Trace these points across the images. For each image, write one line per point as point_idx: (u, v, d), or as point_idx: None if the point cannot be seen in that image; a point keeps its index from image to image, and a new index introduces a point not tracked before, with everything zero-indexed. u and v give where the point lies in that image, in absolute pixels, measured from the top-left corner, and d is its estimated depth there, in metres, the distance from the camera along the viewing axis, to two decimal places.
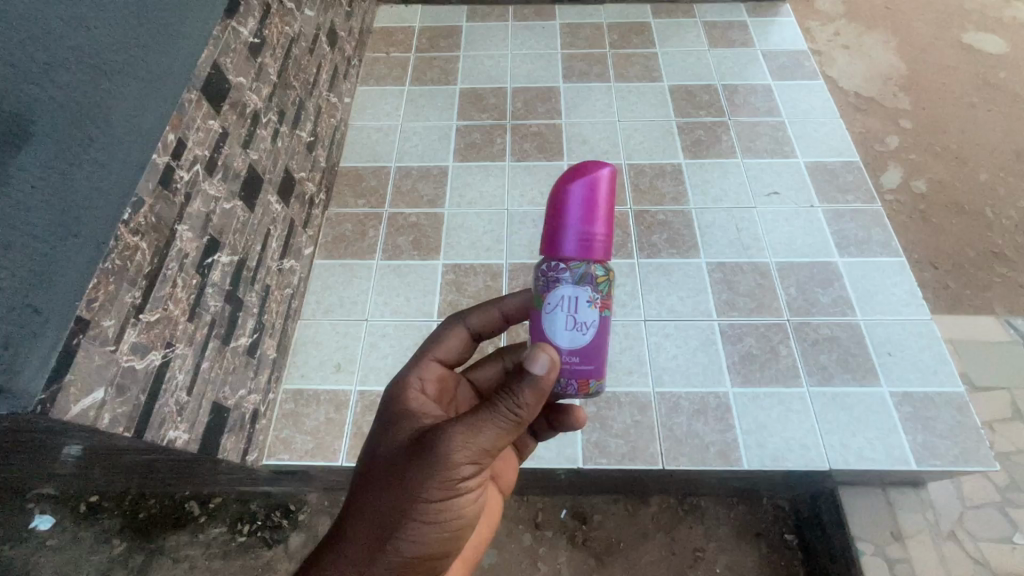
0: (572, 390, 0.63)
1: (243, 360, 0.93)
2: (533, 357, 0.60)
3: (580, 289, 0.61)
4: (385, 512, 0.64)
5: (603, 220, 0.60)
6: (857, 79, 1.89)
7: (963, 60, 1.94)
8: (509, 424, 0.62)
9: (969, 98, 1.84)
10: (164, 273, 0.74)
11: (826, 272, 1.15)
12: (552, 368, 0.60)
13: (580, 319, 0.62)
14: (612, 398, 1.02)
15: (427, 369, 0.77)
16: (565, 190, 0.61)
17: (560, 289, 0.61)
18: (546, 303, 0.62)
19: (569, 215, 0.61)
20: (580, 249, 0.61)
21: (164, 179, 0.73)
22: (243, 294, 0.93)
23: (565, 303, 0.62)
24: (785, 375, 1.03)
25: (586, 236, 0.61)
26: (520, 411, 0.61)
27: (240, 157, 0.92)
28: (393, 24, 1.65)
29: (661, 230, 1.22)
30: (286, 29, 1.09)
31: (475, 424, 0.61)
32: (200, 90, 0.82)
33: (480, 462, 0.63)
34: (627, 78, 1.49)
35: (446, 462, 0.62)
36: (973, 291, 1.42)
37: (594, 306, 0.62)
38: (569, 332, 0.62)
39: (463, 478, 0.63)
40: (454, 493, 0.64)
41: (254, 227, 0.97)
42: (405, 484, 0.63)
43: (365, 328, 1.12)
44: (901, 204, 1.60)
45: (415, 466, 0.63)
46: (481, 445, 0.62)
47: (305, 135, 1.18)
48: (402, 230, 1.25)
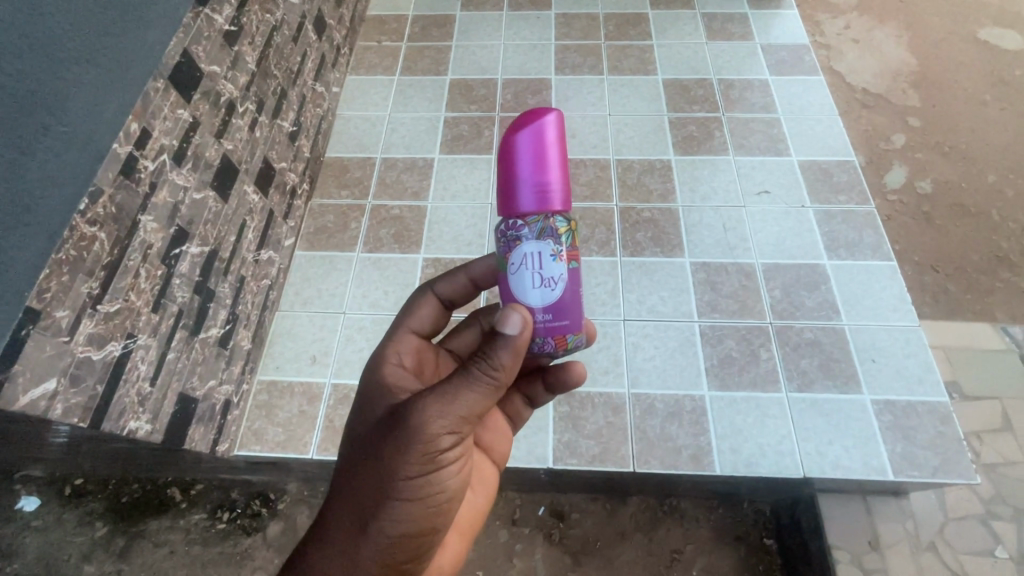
0: (548, 347, 0.66)
1: (213, 351, 0.93)
2: (505, 318, 0.62)
3: (543, 244, 0.64)
4: (369, 491, 0.63)
5: (553, 167, 0.63)
6: (864, 75, 1.83)
7: (976, 56, 1.88)
8: (487, 388, 0.63)
9: (980, 95, 1.78)
10: (126, 263, 0.73)
11: (813, 275, 1.12)
12: (524, 325, 0.62)
13: (546, 274, 0.64)
14: (586, 397, 1.01)
15: (402, 344, 0.78)
16: (512, 144, 0.63)
17: (522, 248, 0.64)
18: (511, 263, 0.65)
19: (520, 169, 0.63)
20: (537, 201, 0.63)
21: (126, 168, 0.73)
22: (214, 285, 0.93)
23: (529, 261, 0.64)
24: (765, 380, 1.01)
25: (541, 186, 0.63)
26: (495, 374, 0.62)
27: (213, 146, 0.91)
28: (387, 12, 1.63)
29: (646, 228, 1.20)
30: (268, 16, 1.08)
31: (450, 391, 0.62)
32: (168, 79, 0.81)
33: (460, 429, 0.63)
34: (620, 71, 1.46)
35: (425, 433, 0.62)
36: (973, 296, 1.38)
37: (559, 258, 0.64)
38: (538, 290, 0.65)
39: (444, 448, 0.63)
40: (437, 465, 0.64)
41: (228, 217, 0.96)
42: (387, 461, 0.63)
43: (342, 320, 1.12)
44: (902, 204, 1.55)
45: (394, 441, 0.63)
46: (459, 412, 0.62)
47: (288, 125, 1.17)
48: (384, 223, 1.24)
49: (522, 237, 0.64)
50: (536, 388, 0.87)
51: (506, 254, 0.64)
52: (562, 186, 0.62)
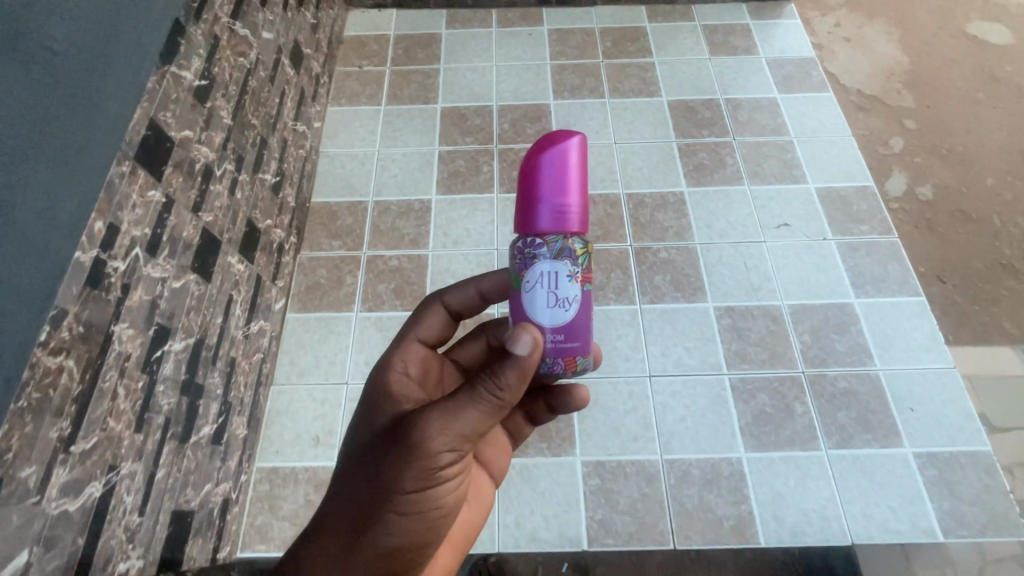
0: (558, 369, 0.60)
1: (207, 452, 0.83)
2: (515, 337, 0.56)
3: (560, 264, 0.58)
4: (364, 500, 0.59)
5: (577, 191, 0.59)
6: (858, 78, 1.76)
7: (969, 55, 1.81)
8: (491, 405, 0.58)
9: (973, 95, 1.72)
10: (101, 386, 0.63)
11: (842, 315, 1.07)
12: (534, 347, 0.57)
13: (561, 293, 0.59)
14: (617, 467, 0.94)
15: (410, 351, 0.73)
16: (538, 165, 0.59)
17: (539, 265, 0.58)
18: (525, 281, 0.59)
19: (544, 188, 0.59)
20: (556, 222, 0.59)
21: (93, 277, 0.62)
22: (203, 378, 0.82)
23: (545, 279, 0.59)
24: (802, 438, 0.96)
25: (562, 208, 0.59)
26: (502, 392, 0.57)
27: (190, 223, 0.80)
28: (366, 32, 1.51)
29: (664, 270, 1.12)
30: (241, 60, 0.96)
31: (453, 407, 0.57)
32: (134, 158, 0.69)
33: (461, 445, 0.59)
34: (622, 93, 1.38)
35: (424, 449, 0.58)
36: (981, 306, 1.35)
37: (574, 278, 0.60)
38: (551, 311, 0.59)
39: (444, 464, 0.59)
40: (436, 479, 0.59)
41: (213, 298, 0.85)
42: (384, 470, 0.59)
43: (345, 392, 1.02)
44: (904, 214, 1.50)
45: (393, 451, 0.59)
46: (460, 429, 0.58)
47: (270, 177, 1.06)
48: (382, 277, 1.14)
49: (541, 256, 0.59)
50: (538, 408, 0.80)
51: (522, 271, 0.59)
52: (582, 210, 0.59)
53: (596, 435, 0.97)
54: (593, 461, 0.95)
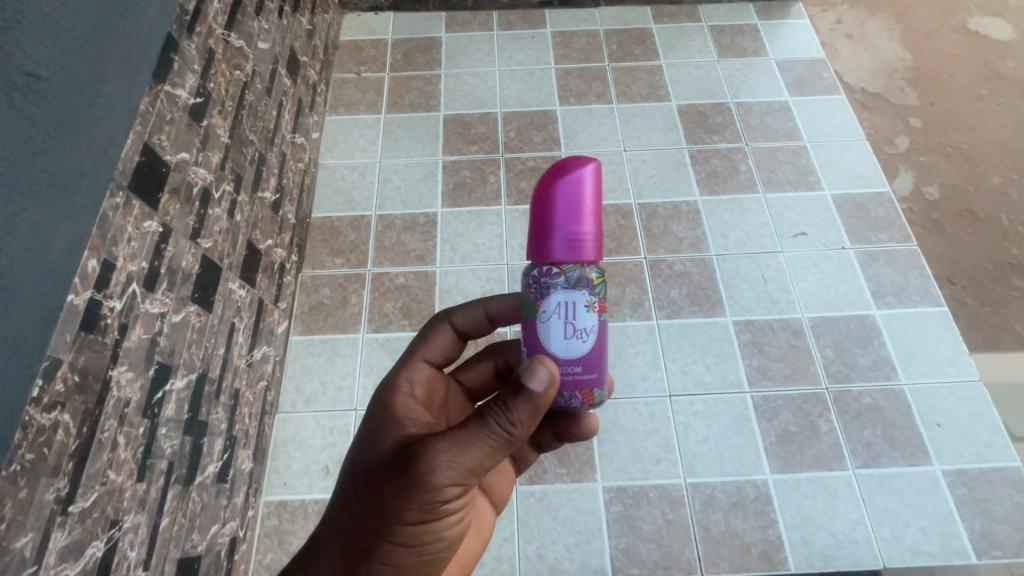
0: (575, 403, 0.54)
1: (213, 492, 0.79)
2: (531, 371, 0.51)
3: (579, 294, 0.52)
4: (361, 528, 0.56)
5: (593, 216, 0.52)
6: (862, 74, 1.55)
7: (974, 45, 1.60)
8: (499, 441, 0.53)
9: (976, 89, 1.52)
10: (100, 437, 0.58)
11: (864, 328, 1.04)
12: (550, 383, 0.51)
13: (579, 325, 0.53)
14: (640, 493, 0.91)
15: (415, 370, 0.67)
16: (551, 188, 0.52)
17: (555, 296, 0.52)
18: (540, 312, 0.53)
19: (556, 213, 0.52)
20: (571, 250, 0.52)
21: (88, 321, 0.57)
22: (206, 414, 0.78)
23: (563, 309, 0.52)
24: (828, 457, 0.93)
25: (576, 235, 0.52)
26: (512, 428, 0.51)
27: (189, 251, 0.75)
28: (362, 37, 1.45)
29: (680, 284, 1.09)
30: (237, 73, 0.91)
31: (458, 440, 0.52)
32: (128, 187, 0.65)
33: (466, 481, 0.53)
34: (630, 98, 1.34)
35: (426, 483, 0.53)
36: (994, 311, 1.21)
37: (592, 308, 0.53)
38: (569, 343, 0.53)
39: (447, 500, 0.54)
40: (437, 513, 0.55)
41: (214, 328, 0.81)
42: (382, 502, 0.54)
43: (354, 419, 0.98)
44: (910, 214, 1.33)
45: (392, 482, 0.54)
46: (466, 464, 0.52)
47: (270, 195, 1.01)
48: (389, 295, 1.10)
49: (556, 285, 0.52)
50: (544, 434, 0.71)
51: (537, 302, 0.53)
52: (598, 237, 0.52)
53: (617, 459, 0.94)
54: (615, 486, 0.92)
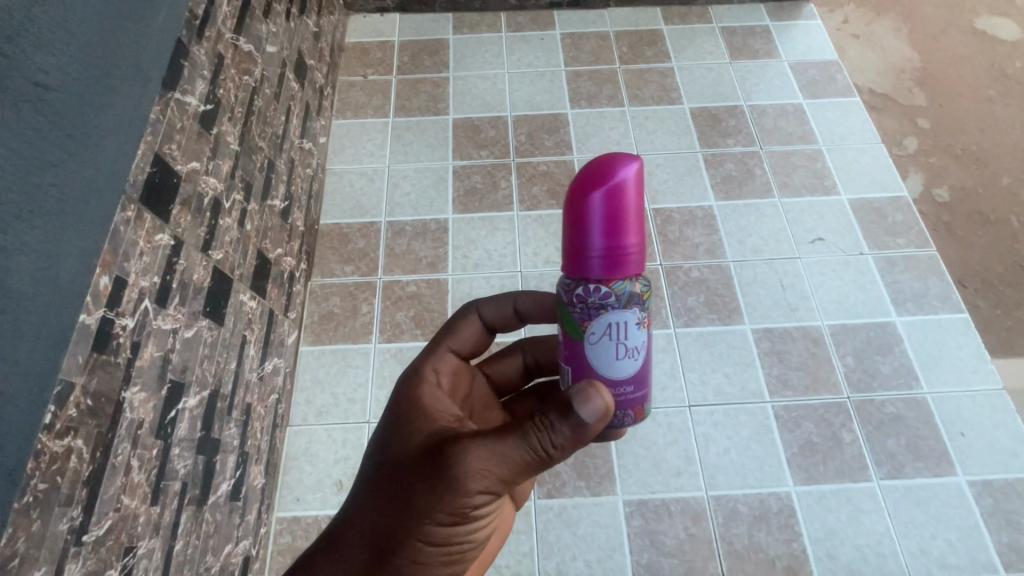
0: (629, 420, 0.55)
1: (226, 511, 0.77)
2: (585, 397, 0.49)
3: (630, 313, 0.50)
4: (385, 526, 0.54)
5: (636, 225, 0.47)
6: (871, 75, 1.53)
7: (983, 45, 1.59)
8: (536, 456, 0.51)
9: (984, 90, 1.50)
10: (113, 461, 0.56)
11: (885, 335, 1.03)
12: (604, 414, 0.49)
13: (630, 343, 0.51)
14: (661, 506, 0.89)
15: (442, 360, 0.65)
16: (587, 199, 0.47)
17: (607, 318, 0.50)
18: (587, 333, 0.51)
19: (595, 227, 0.47)
20: (612, 265, 0.48)
21: (100, 341, 0.55)
22: (219, 431, 0.75)
23: (613, 330, 0.51)
24: (852, 468, 0.92)
25: (619, 250, 0.47)
26: (553, 443, 0.50)
27: (200, 264, 0.73)
28: (369, 38, 1.43)
29: (697, 291, 1.07)
30: (246, 78, 0.88)
31: (497, 446, 0.51)
32: (140, 201, 0.62)
33: (499, 492, 0.52)
34: (642, 100, 1.32)
35: (460, 486, 0.51)
36: (1007, 313, 1.17)
37: (642, 324, 0.51)
38: (621, 362, 0.52)
39: (476, 507, 0.52)
40: (468, 516, 0.53)
41: (226, 342, 0.78)
42: (411, 502, 0.53)
43: (367, 432, 0.96)
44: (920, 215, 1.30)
45: (423, 483, 0.52)
46: (502, 471, 0.51)
47: (279, 202, 0.99)
48: (400, 304, 1.07)
49: (606, 306, 0.50)
50: None
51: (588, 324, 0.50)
52: (641, 250, 0.47)
53: (637, 471, 0.92)
54: (635, 500, 0.90)
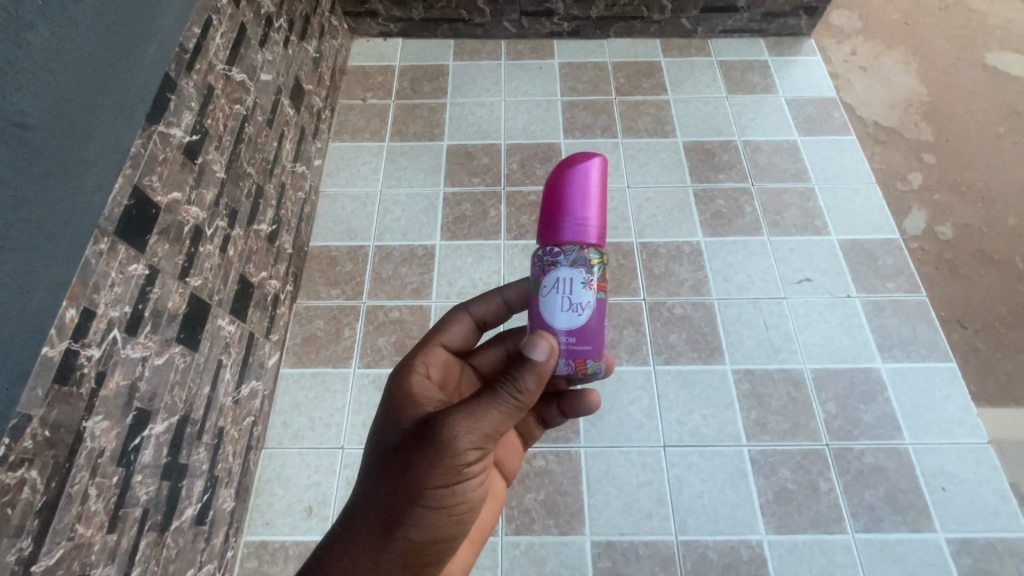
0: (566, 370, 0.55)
1: (189, 536, 0.78)
2: (532, 343, 0.53)
3: (576, 271, 0.54)
4: (383, 504, 0.54)
5: (597, 204, 0.55)
6: (879, 98, 1.41)
7: (994, 82, 1.44)
8: (512, 408, 0.53)
9: (992, 126, 1.37)
10: (69, 491, 0.57)
11: (869, 383, 1.01)
12: (550, 354, 0.53)
13: (576, 299, 0.54)
14: (629, 549, 0.88)
15: (431, 354, 0.67)
16: (561, 177, 0.56)
17: (554, 271, 0.54)
18: (540, 286, 0.55)
19: (564, 198, 0.55)
20: (574, 232, 0.55)
21: (62, 373, 0.56)
22: (186, 457, 0.77)
23: (560, 284, 0.54)
24: (826, 519, 0.90)
25: (581, 219, 0.54)
26: (523, 395, 0.52)
27: (176, 292, 0.74)
28: (370, 63, 1.46)
29: (680, 328, 1.06)
30: (237, 107, 0.90)
31: (474, 407, 0.52)
32: (115, 233, 0.64)
33: (485, 449, 0.54)
34: (636, 132, 1.32)
35: (447, 450, 0.52)
36: (1010, 358, 1.06)
37: (589, 286, 0.54)
38: (565, 315, 0.54)
39: (468, 468, 0.53)
40: (460, 479, 0.54)
41: (200, 368, 0.80)
42: (404, 476, 0.53)
43: (340, 459, 0.96)
44: (921, 253, 1.17)
45: (414, 456, 0.53)
46: (484, 431, 0.52)
47: (266, 226, 1.00)
48: (382, 329, 1.08)
49: (557, 263, 0.54)
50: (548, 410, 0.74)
51: (538, 275, 0.55)
52: (599, 222, 0.55)
53: (607, 511, 0.91)
54: (603, 541, 0.89)
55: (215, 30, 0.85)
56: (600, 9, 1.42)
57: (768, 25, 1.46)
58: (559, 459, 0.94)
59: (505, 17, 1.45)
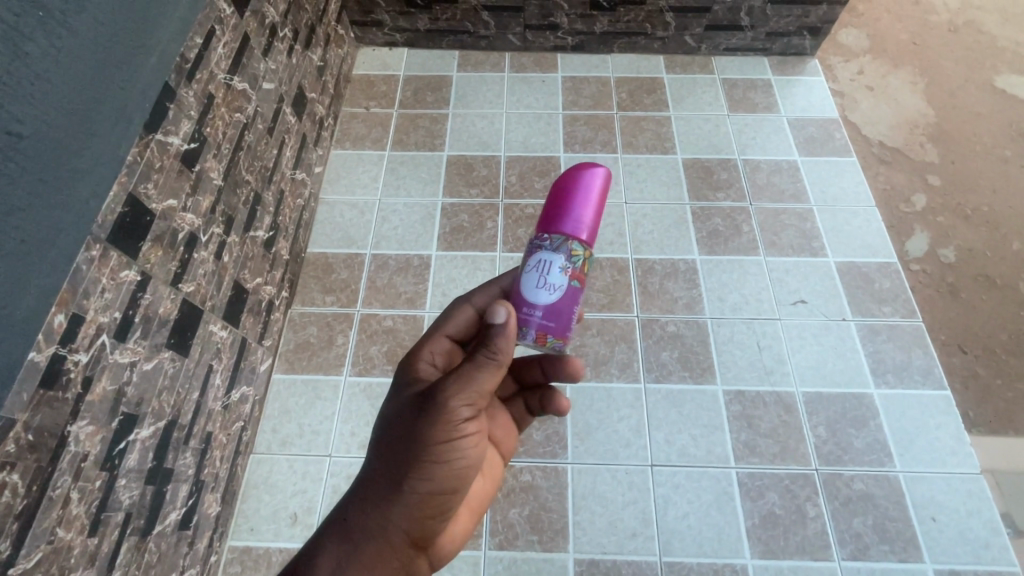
0: (528, 341, 0.56)
1: (172, 541, 0.78)
2: (492, 309, 0.55)
3: (556, 255, 0.56)
4: (385, 473, 0.56)
5: (593, 206, 0.58)
6: (882, 120, 1.40)
7: (1001, 104, 1.44)
8: (494, 372, 0.54)
9: (998, 149, 1.36)
10: (50, 495, 0.58)
11: (860, 407, 1.00)
12: (507, 319, 0.54)
13: (550, 280, 0.56)
14: (612, 568, 0.88)
15: (436, 343, 0.66)
16: (566, 177, 0.59)
17: (538, 253, 0.57)
18: (524, 264, 0.58)
19: (563, 194, 0.58)
20: (564, 224, 0.57)
21: (49, 378, 0.57)
22: (172, 461, 0.77)
23: (540, 264, 0.56)
24: (813, 546, 0.89)
25: (572, 215, 0.57)
26: (501, 358, 0.54)
27: (168, 297, 0.75)
28: (375, 72, 1.47)
29: (672, 346, 1.06)
30: (237, 115, 0.92)
31: (461, 372, 0.54)
32: (107, 240, 0.65)
33: (477, 409, 0.55)
34: (636, 148, 1.32)
35: (439, 414, 0.54)
36: (1008, 386, 1.05)
37: (566, 272, 0.56)
38: (537, 292, 0.56)
39: (460, 431, 0.55)
40: (453, 444, 0.55)
41: (190, 373, 0.80)
42: (403, 438, 0.55)
43: (328, 466, 0.97)
44: (920, 277, 1.16)
45: (411, 423, 0.55)
46: (470, 394, 0.54)
47: (263, 233, 1.01)
48: (375, 337, 1.09)
49: (542, 246, 0.57)
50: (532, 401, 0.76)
51: (525, 254, 0.58)
52: (589, 223, 0.57)
53: (591, 529, 0.91)
54: (586, 559, 0.89)
55: (217, 40, 0.86)
56: (604, 24, 1.43)
57: (772, 44, 1.46)
58: (545, 475, 0.94)
59: (510, 30, 1.46)
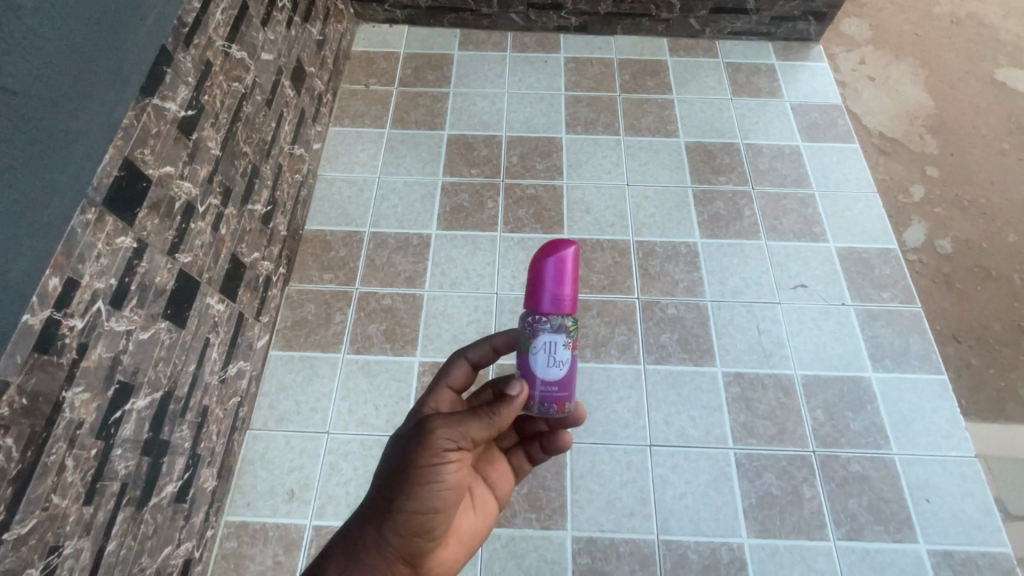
0: (547, 413, 0.61)
1: (168, 513, 0.78)
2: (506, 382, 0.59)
3: (556, 336, 0.58)
4: (371, 499, 0.56)
5: (572, 281, 0.57)
6: (884, 108, 1.40)
7: (1002, 97, 1.43)
8: (487, 423, 0.57)
9: (998, 142, 1.36)
10: (45, 461, 0.57)
11: (859, 390, 1.01)
12: (519, 396, 0.58)
13: (557, 357, 0.59)
14: (610, 546, 0.88)
15: (439, 395, 0.66)
16: (540, 264, 0.57)
17: (539, 336, 0.58)
18: (526, 345, 0.60)
19: (543, 282, 0.57)
20: (555, 306, 0.57)
21: (42, 342, 0.56)
22: (168, 434, 0.76)
23: (545, 346, 0.58)
24: (809, 526, 0.90)
25: (558, 298, 0.57)
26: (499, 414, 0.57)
27: (164, 267, 0.74)
28: (375, 49, 1.45)
29: (672, 328, 1.06)
30: (235, 85, 0.90)
31: (458, 420, 0.56)
32: (102, 204, 0.63)
33: (461, 443, 0.56)
34: (639, 130, 1.31)
35: (432, 453, 0.55)
36: (1002, 375, 1.06)
37: (568, 345, 0.59)
38: (548, 369, 0.59)
39: (450, 471, 0.56)
40: (442, 483, 0.56)
41: (186, 345, 0.79)
42: (396, 472, 0.55)
43: (325, 444, 0.96)
44: (918, 265, 1.17)
45: (397, 453, 0.56)
46: (463, 438, 0.56)
47: (260, 207, 1.00)
48: (373, 316, 1.08)
49: (541, 328, 0.58)
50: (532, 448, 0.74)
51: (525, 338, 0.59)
52: (574, 300, 0.58)
53: (589, 508, 0.91)
54: (584, 537, 0.89)
55: (216, 5, 0.84)
56: (608, 5, 1.41)
57: (777, 29, 1.45)
58: None
59: (512, 9, 1.44)
